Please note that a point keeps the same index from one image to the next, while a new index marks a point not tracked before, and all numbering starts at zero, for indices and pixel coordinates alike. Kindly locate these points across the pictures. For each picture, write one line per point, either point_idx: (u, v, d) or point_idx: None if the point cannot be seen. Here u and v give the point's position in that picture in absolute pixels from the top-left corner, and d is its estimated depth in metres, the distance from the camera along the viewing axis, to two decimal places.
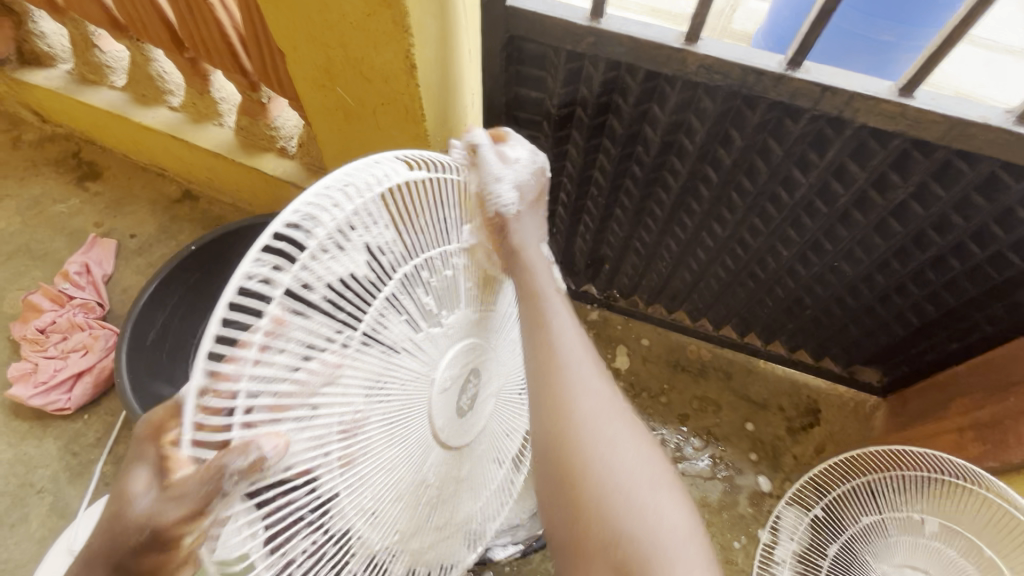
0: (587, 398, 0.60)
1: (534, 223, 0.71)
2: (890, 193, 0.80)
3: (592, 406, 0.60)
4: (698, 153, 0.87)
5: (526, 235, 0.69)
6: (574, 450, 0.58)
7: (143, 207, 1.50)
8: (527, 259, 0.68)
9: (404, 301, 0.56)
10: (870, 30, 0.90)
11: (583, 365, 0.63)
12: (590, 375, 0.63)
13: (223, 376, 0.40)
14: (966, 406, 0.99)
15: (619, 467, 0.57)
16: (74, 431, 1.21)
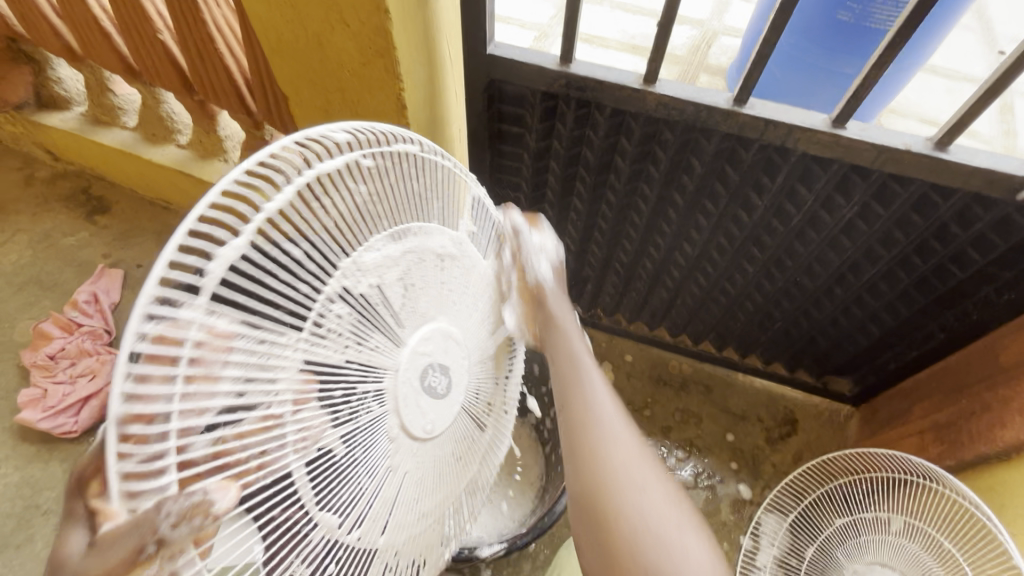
0: (617, 449, 0.59)
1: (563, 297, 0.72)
2: (837, 212, 0.89)
3: (622, 456, 0.59)
4: (665, 179, 0.96)
5: (560, 307, 0.70)
6: (607, 495, 0.56)
7: (150, 238, 1.58)
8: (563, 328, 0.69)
9: (357, 290, 0.52)
10: (833, 64, 1.00)
11: (603, 408, 0.62)
12: (619, 428, 0.61)
13: (138, 419, 0.38)
14: (926, 411, 1.05)
15: (645, 512, 0.56)
16: (80, 453, 1.26)
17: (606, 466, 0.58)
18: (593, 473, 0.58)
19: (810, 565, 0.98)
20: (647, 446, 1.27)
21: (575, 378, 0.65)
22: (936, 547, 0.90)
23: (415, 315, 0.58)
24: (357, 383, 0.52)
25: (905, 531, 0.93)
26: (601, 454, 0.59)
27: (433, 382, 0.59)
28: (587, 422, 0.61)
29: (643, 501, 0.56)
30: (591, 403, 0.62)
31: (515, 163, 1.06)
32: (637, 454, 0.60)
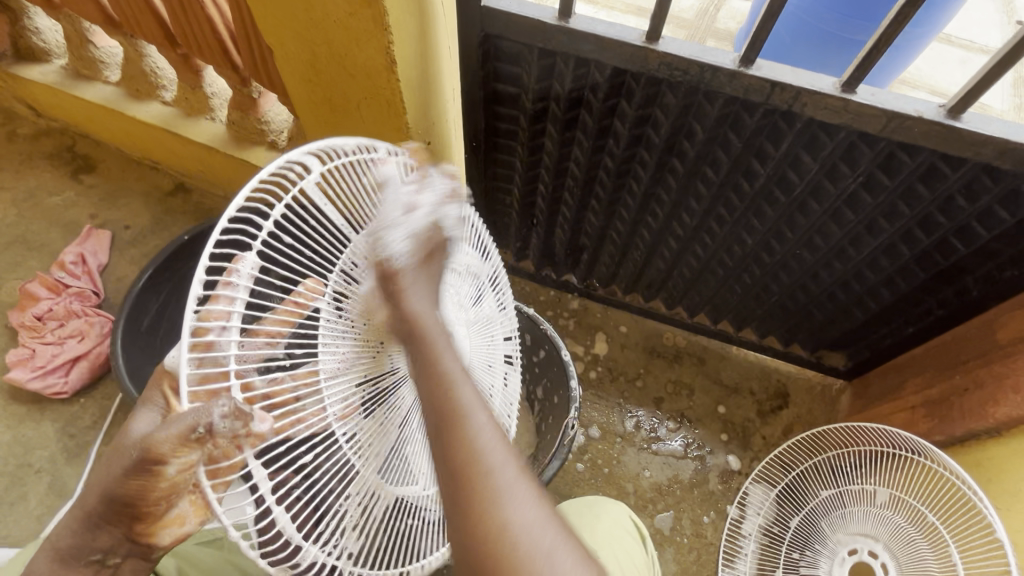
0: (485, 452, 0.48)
1: (429, 279, 0.55)
2: (841, 182, 0.86)
3: (492, 462, 0.47)
4: (665, 145, 0.92)
5: (419, 296, 0.54)
6: (478, 505, 0.46)
7: (138, 199, 1.55)
8: (424, 329, 0.53)
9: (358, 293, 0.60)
10: (845, 30, 0.96)
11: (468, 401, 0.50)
12: (487, 424, 0.49)
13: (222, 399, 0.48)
14: (919, 385, 1.05)
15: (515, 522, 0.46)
16: (71, 414, 1.25)
17: (501, 526, 0.45)
18: (486, 542, 0.45)
19: (795, 535, 1.01)
20: (639, 417, 1.27)
21: (456, 421, 0.49)
22: (921, 521, 0.90)
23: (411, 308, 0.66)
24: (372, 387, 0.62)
25: (891, 503, 0.93)
26: (498, 519, 0.46)
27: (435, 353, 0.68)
28: (477, 483, 0.47)
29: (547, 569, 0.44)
30: (477, 452, 0.48)
31: (510, 126, 1.03)
32: (536, 510, 0.47)
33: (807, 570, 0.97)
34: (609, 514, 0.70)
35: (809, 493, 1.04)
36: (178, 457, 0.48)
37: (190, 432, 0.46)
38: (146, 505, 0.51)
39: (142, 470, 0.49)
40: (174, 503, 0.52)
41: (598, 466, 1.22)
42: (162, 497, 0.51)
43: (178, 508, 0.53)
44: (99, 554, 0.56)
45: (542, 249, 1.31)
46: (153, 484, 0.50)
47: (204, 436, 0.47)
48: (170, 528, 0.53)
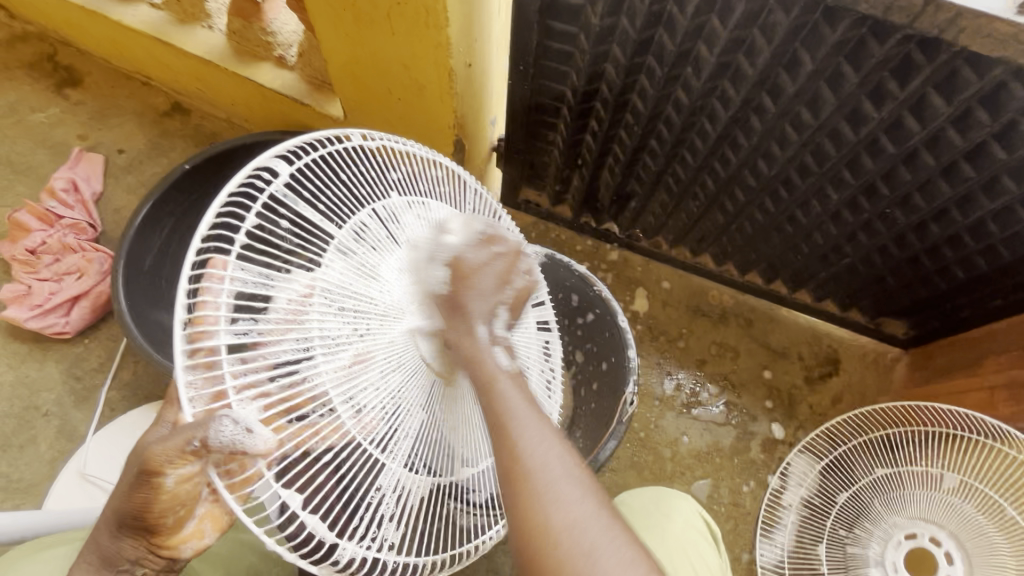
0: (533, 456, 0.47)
1: (490, 274, 0.52)
2: (972, 133, 0.71)
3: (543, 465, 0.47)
4: (758, 78, 0.77)
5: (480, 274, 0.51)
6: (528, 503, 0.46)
7: (130, 119, 1.38)
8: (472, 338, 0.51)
9: (353, 255, 0.55)
10: None
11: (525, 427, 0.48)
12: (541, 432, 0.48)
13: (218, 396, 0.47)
14: (1000, 364, 0.97)
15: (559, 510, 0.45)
16: (76, 355, 1.18)
17: (551, 524, 0.45)
18: (533, 533, 0.45)
19: (841, 512, 0.95)
20: (679, 379, 1.20)
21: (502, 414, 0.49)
22: (997, 512, 0.85)
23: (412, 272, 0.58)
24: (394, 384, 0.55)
25: (960, 490, 0.87)
26: (539, 518, 0.45)
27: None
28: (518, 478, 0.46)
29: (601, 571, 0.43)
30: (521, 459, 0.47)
31: (565, 47, 0.85)
32: (585, 507, 0.46)
33: (854, 548, 0.92)
34: (684, 515, 0.71)
35: (860, 469, 0.97)
36: (175, 468, 0.48)
37: (187, 446, 0.46)
38: (154, 518, 0.50)
39: (141, 483, 0.48)
40: (191, 515, 0.52)
41: (634, 430, 1.16)
42: (169, 509, 0.50)
43: (188, 527, 0.53)
44: (128, 563, 0.54)
45: (584, 193, 1.17)
46: (156, 496, 0.49)
47: (200, 450, 0.46)
48: (190, 542, 0.53)
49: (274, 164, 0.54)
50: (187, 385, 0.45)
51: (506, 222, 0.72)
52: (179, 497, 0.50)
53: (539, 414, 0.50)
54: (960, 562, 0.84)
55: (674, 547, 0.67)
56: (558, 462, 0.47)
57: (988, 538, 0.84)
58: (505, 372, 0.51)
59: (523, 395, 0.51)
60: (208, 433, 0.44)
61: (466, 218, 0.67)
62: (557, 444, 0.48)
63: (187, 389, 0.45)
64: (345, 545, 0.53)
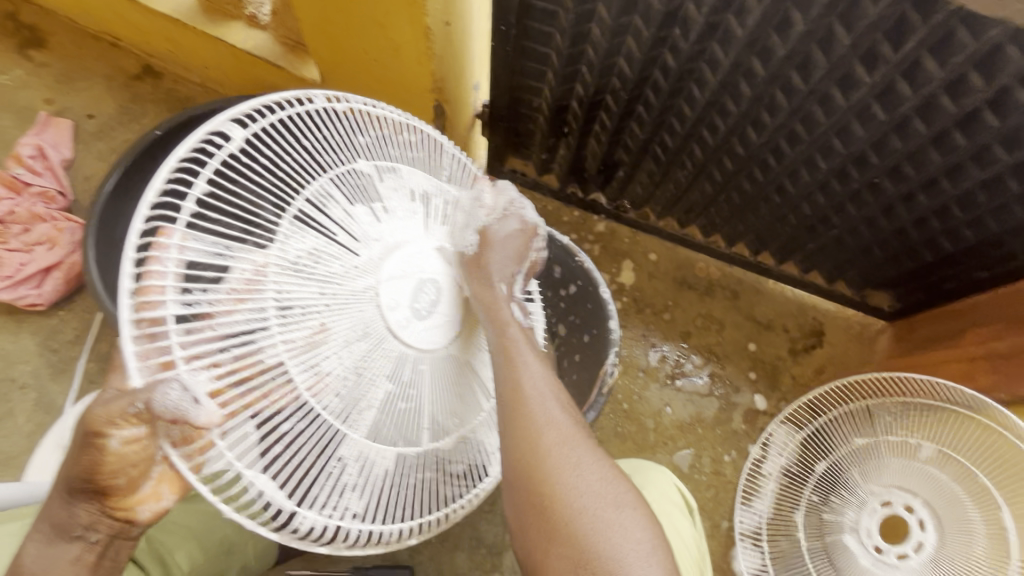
0: (550, 432, 0.57)
1: (507, 255, 0.66)
2: (965, 99, 0.69)
3: (556, 439, 0.57)
4: (747, 40, 0.74)
5: (500, 256, 0.65)
6: (540, 475, 0.55)
7: (99, 82, 1.32)
8: (497, 312, 0.62)
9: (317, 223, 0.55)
10: None
11: (551, 413, 0.58)
12: (557, 413, 0.59)
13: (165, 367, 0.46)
14: (982, 336, 0.97)
15: (576, 490, 0.55)
16: (51, 327, 1.15)
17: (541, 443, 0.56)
18: (551, 506, 0.55)
19: (819, 479, 0.97)
20: (664, 350, 1.20)
21: (528, 401, 0.58)
22: (969, 479, 0.85)
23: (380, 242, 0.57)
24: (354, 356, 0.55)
25: (936, 459, 0.88)
26: (558, 483, 0.55)
27: (426, 301, 0.58)
28: (540, 453, 0.56)
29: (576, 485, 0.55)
30: (545, 434, 0.57)
31: (549, 6, 0.81)
32: (597, 480, 0.56)
33: (830, 515, 0.94)
34: (660, 485, 0.71)
35: (838, 439, 0.98)
36: (120, 430, 0.47)
37: (130, 408, 0.46)
38: (103, 479, 0.49)
39: (88, 445, 0.48)
40: (145, 477, 0.51)
41: (618, 401, 1.16)
42: (119, 470, 0.49)
43: (145, 488, 0.52)
44: (82, 529, 0.52)
45: (571, 162, 1.14)
46: (102, 458, 0.48)
47: (144, 413, 0.46)
48: (147, 504, 0.53)
49: (226, 128, 0.52)
50: (136, 353, 0.44)
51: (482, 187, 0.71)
52: (127, 461, 0.49)
53: (556, 386, 0.61)
54: (933, 529, 0.85)
55: (651, 519, 0.67)
56: (553, 400, 0.59)
57: (962, 507, 0.85)
58: (515, 327, 0.63)
59: (535, 359, 0.62)
60: (151, 398, 0.44)
61: (438, 186, 0.66)
62: (558, 392, 0.61)
63: (135, 357, 0.44)
64: (304, 512, 0.53)
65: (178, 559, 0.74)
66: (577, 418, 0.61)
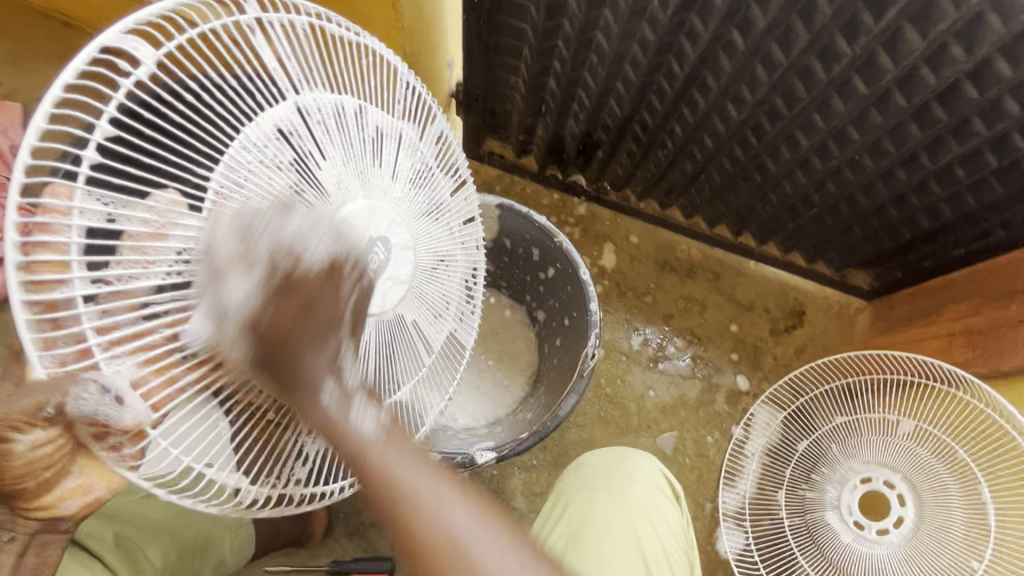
0: (430, 526, 0.44)
1: (326, 321, 0.45)
2: (946, 71, 0.68)
3: (440, 537, 0.44)
4: (727, 11, 0.72)
5: (331, 295, 0.45)
6: (430, 535, 0.44)
7: (50, 63, 1.25)
8: (347, 436, 0.45)
9: (252, 170, 0.45)
10: None
11: (416, 473, 0.45)
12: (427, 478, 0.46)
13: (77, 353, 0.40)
14: (960, 312, 0.97)
15: (459, 523, 0.45)
16: (5, 322, 1.09)
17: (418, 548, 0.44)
18: (431, 550, 0.44)
19: (802, 457, 0.96)
20: (646, 333, 1.19)
21: (381, 479, 0.44)
22: (947, 454, 0.86)
23: (321, 194, 0.48)
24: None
25: (914, 435, 0.88)
26: (440, 533, 0.44)
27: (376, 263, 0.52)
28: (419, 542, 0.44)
29: (477, 556, 0.44)
30: (411, 491, 0.44)
31: None
32: (476, 523, 0.45)
33: (810, 493, 0.93)
34: (642, 474, 0.70)
35: (819, 418, 0.97)
36: (28, 433, 0.44)
37: (40, 412, 0.43)
38: (18, 473, 0.45)
39: None
40: (62, 474, 0.47)
41: (601, 385, 1.15)
42: (25, 475, 0.46)
43: (66, 483, 0.48)
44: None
45: (549, 143, 1.11)
46: (8, 462, 0.45)
47: (57, 416, 0.43)
48: (72, 499, 0.48)
49: (131, 48, 0.43)
50: (34, 343, 0.38)
51: (439, 125, 0.64)
52: (34, 463, 0.46)
53: (417, 454, 0.47)
54: (913, 503, 0.86)
55: (634, 510, 0.66)
56: (434, 483, 0.45)
57: (940, 482, 0.85)
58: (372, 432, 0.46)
59: (397, 449, 0.46)
60: (67, 398, 0.41)
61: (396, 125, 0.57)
62: (431, 467, 0.47)
63: (35, 347, 0.38)
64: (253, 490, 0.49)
65: (150, 555, 0.70)
66: (442, 473, 0.48)
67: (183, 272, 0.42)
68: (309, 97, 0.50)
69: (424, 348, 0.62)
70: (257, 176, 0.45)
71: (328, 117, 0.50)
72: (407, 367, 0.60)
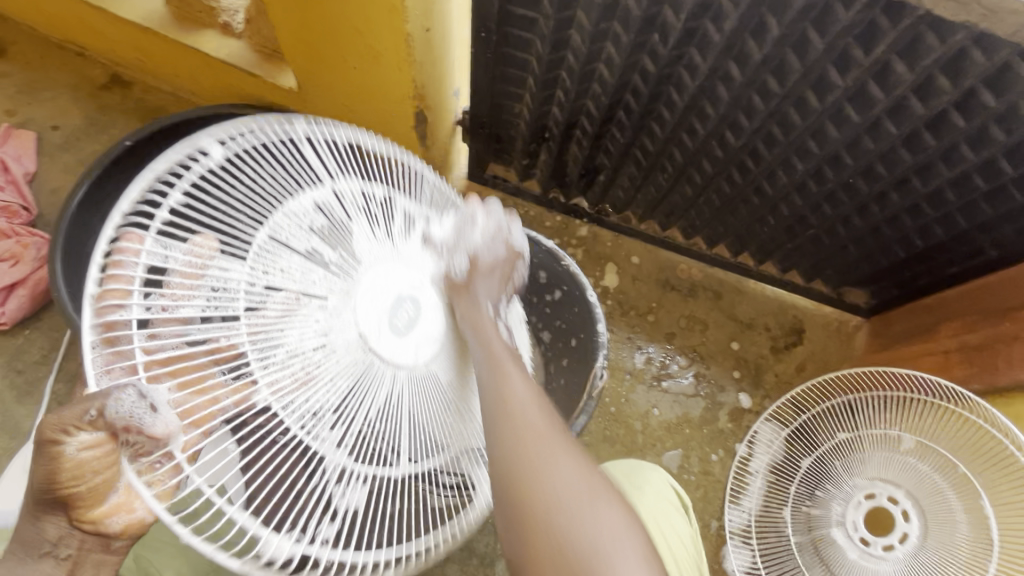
0: (553, 478, 0.52)
1: (490, 287, 0.65)
2: (933, 100, 0.71)
3: (556, 487, 0.52)
4: (724, 45, 0.75)
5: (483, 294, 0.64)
6: (539, 499, 0.51)
7: (64, 93, 1.28)
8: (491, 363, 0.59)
9: (293, 238, 0.53)
10: None
11: (539, 427, 0.55)
12: (552, 443, 0.55)
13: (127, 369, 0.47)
14: (955, 329, 1.00)
15: (564, 491, 0.52)
16: (16, 347, 1.10)
17: (542, 491, 0.52)
18: (540, 515, 0.51)
19: (806, 475, 0.98)
20: (650, 352, 1.21)
21: (516, 424, 0.55)
22: (948, 469, 0.87)
23: (351, 259, 0.54)
24: (343, 378, 0.52)
25: (916, 451, 0.90)
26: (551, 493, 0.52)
27: (404, 316, 0.55)
28: (533, 473, 0.53)
29: (582, 530, 0.50)
30: (534, 443, 0.54)
31: (530, 13, 0.82)
32: (585, 487, 0.53)
33: (815, 510, 0.95)
34: (650, 485, 0.71)
35: (822, 434, 1.00)
36: (78, 435, 0.46)
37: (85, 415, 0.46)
38: (65, 486, 0.48)
39: (49, 454, 0.47)
40: (109, 488, 0.49)
41: (606, 404, 1.16)
42: (76, 479, 0.48)
43: (108, 503, 0.50)
44: (49, 546, 0.51)
45: (551, 168, 1.15)
46: (59, 467, 0.47)
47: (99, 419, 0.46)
48: (117, 515, 0.51)
49: (205, 144, 0.54)
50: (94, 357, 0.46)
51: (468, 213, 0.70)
52: (83, 469, 0.48)
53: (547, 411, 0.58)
54: (917, 520, 0.87)
55: (645, 522, 0.67)
56: (560, 449, 0.54)
57: (942, 497, 0.86)
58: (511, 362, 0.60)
59: (528, 392, 0.58)
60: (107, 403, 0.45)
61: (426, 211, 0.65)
62: (555, 422, 0.57)
63: (94, 360, 0.46)
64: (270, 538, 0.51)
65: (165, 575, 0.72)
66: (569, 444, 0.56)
67: (221, 307, 0.49)
68: (343, 182, 0.59)
69: (470, 418, 0.61)
70: (294, 238, 0.53)
71: (358, 197, 0.59)
72: (450, 437, 0.60)
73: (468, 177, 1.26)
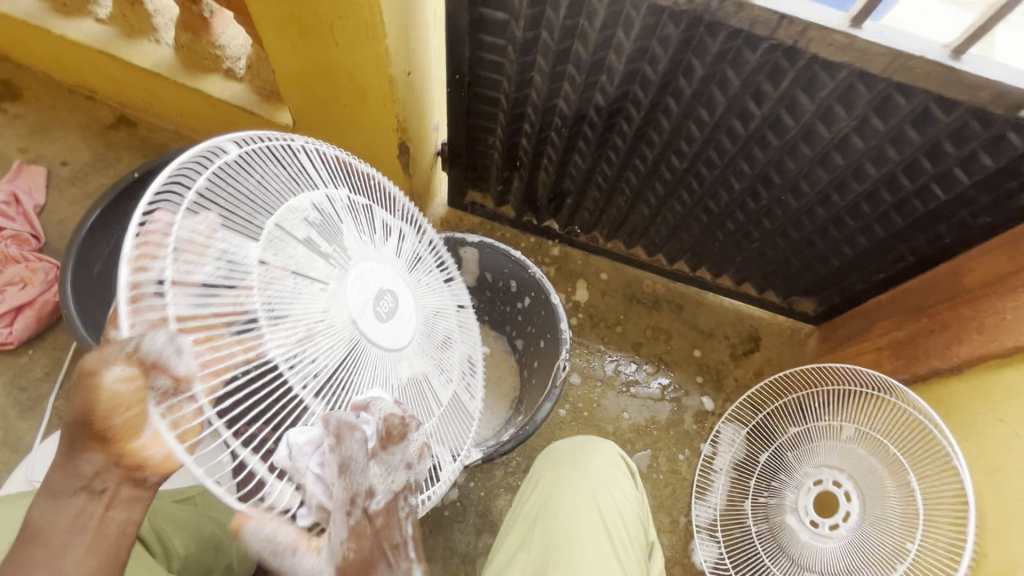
0: None
1: None
2: (835, 125, 0.84)
3: None
4: (661, 82, 0.88)
5: None
6: None
7: (74, 132, 1.39)
8: None
9: (296, 229, 0.57)
10: None
11: None
12: None
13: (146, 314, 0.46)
14: (888, 328, 1.11)
15: None
16: (19, 365, 1.17)
17: None
18: None
19: (764, 468, 1.06)
20: (618, 360, 1.30)
21: None
22: (882, 450, 0.94)
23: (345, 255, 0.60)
24: (335, 351, 0.56)
25: (855, 437, 0.98)
26: None
27: (385, 306, 0.61)
28: None
29: None
30: None
31: (497, 58, 0.95)
32: None
33: (772, 500, 1.03)
34: (602, 453, 0.80)
35: (777, 429, 1.10)
36: (116, 367, 0.46)
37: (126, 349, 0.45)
38: (102, 418, 0.48)
39: (85, 381, 0.48)
40: (144, 422, 0.49)
41: (578, 409, 1.25)
42: (115, 409, 0.48)
43: (146, 434, 0.50)
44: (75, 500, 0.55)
45: (523, 194, 1.26)
46: (98, 396, 0.47)
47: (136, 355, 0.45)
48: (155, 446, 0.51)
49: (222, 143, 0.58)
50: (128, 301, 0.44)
51: (430, 234, 0.80)
52: (118, 399, 0.47)
53: None
54: (857, 499, 0.94)
55: (595, 481, 0.75)
56: None
57: (877, 477, 0.93)
58: None
59: None
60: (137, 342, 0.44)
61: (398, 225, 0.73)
62: None
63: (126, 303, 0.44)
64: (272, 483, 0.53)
65: (177, 544, 0.77)
66: None
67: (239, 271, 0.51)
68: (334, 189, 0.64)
69: (435, 403, 0.69)
70: (298, 229, 0.57)
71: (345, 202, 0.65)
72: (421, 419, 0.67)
73: (448, 204, 1.38)
